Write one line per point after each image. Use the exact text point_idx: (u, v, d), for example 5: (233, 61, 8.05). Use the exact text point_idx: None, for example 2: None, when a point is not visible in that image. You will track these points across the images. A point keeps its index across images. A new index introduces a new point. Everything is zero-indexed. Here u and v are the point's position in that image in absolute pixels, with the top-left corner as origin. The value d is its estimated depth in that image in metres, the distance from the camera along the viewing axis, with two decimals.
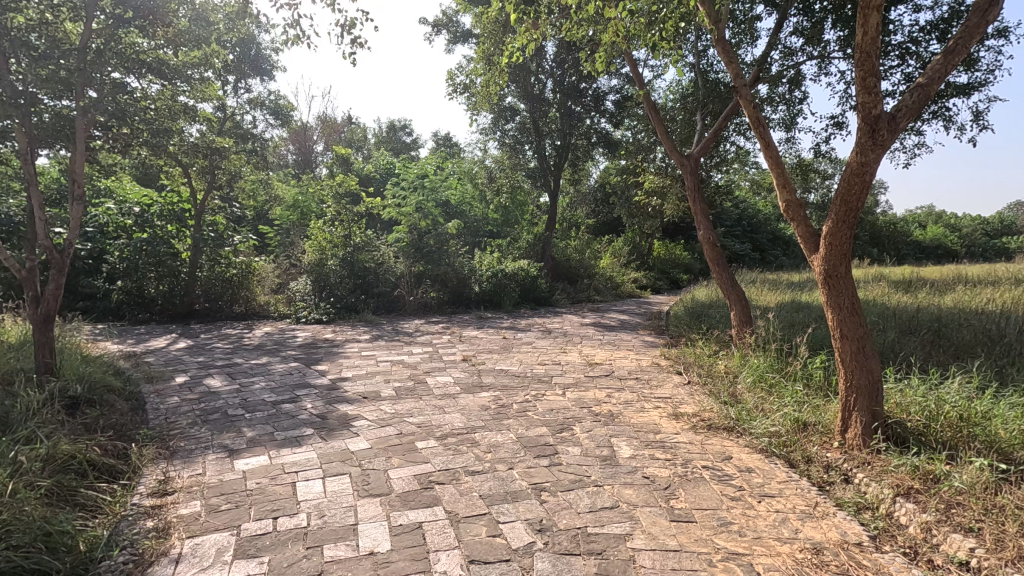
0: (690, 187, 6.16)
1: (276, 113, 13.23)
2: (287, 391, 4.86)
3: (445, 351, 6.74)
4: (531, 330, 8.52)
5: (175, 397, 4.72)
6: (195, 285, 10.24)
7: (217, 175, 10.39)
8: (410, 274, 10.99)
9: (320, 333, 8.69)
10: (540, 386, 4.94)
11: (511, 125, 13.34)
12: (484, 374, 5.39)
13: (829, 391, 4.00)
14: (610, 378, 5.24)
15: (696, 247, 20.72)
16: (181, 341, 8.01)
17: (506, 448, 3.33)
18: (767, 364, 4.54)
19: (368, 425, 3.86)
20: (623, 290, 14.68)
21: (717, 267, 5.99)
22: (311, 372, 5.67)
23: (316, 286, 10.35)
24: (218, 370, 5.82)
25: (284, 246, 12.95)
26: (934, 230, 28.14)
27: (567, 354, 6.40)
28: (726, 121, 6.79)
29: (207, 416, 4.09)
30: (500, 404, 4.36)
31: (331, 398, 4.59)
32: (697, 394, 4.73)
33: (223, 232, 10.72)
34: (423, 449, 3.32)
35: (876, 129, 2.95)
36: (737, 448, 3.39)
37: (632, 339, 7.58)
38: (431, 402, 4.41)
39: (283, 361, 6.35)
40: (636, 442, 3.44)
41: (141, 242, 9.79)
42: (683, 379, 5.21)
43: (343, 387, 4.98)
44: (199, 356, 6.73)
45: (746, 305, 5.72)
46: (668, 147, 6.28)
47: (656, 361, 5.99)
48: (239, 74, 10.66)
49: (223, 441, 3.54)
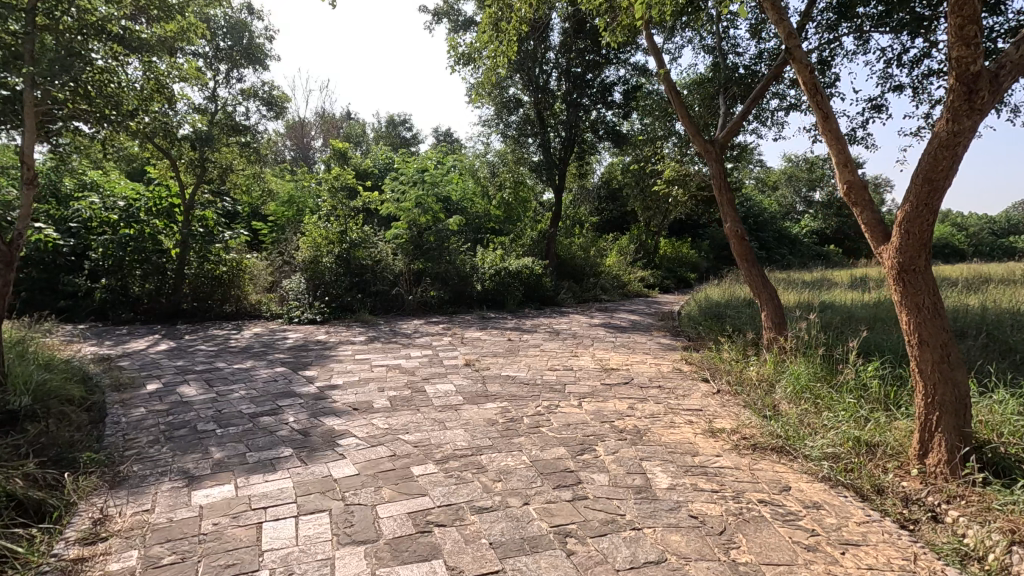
0: (715, 175, 5.61)
1: (270, 104, 12.69)
2: (268, 401, 4.33)
3: (445, 355, 6.21)
4: (537, 331, 7.99)
5: (142, 409, 4.19)
6: (183, 283, 9.72)
7: (207, 167, 10.00)
8: (410, 272, 10.52)
9: (313, 334, 8.15)
10: (552, 396, 4.39)
11: (514, 117, 12.69)
12: (489, 382, 4.85)
13: (890, 405, 3.46)
14: (629, 387, 4.69)
15: (703, 246, 20.17)
16: (163, 343, 7.49)
17: (519, 475, 2.80)
18: (811, 373, 4.00)
19: (357, 444, 3.32)
20: (630, 289, 14.11)
21: (746, 262, 5.46)
22: (299, 378, 5.14)
23: (310, 285, 9.81)
24: (196, 376, 5.29)
25: (278, 241, 12.44)
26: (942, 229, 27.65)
27: (579, 359, 5.84)
28: (752, 106, 6.24)
29: (172, 433, 3.56)
30: (508, 417, 3.81)
31: (318, 410, 4.05)
32: (731, 406, 4.18)
33: (213, 228, 10.19)
34: (420, 477, 2.78)
35: (976, 89, 2.44)
36: (794, 475, 2.86)
37: (648, 341, 7.02)
38: (430, 416, 3.87)
39: (269, 366, 5.82)
40: (672, 467, 2.90)
41: (126, 237, 9.38)
42: (712, 389, 4.66)
43: (332, 397, 4.44)
44: (180, 360, 6.20)
45: (778, 305, 5.17)
46: (691, 132, 5.73)
47: (677, 367, 5.44)
48: (233, 64, 10.12)
49: (184, 465, 3.00)
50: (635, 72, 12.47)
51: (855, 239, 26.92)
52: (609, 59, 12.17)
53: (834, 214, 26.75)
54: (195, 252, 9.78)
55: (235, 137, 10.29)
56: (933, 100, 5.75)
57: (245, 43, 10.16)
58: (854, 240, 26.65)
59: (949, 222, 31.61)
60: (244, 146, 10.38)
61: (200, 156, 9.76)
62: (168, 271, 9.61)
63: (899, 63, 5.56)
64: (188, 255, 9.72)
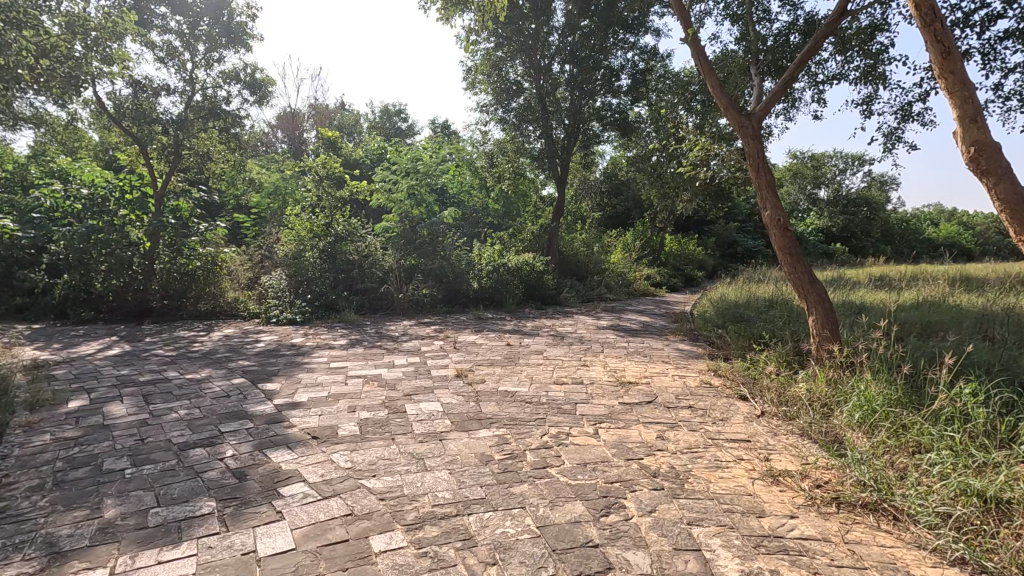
0: (753, 154, 4.70)
1: (253, 88, 11.79)
2: (208, 426, 3.47)
3: (435, 363, 5.37)
4: (539, 335, 7.11)
5: (47, 436, 3.32)
6: (153, 279, 8.76)
7: (182, 153, 9.56)
8: (401, 268, 9.65)
9: (289, 337, 7.29)
10: (560, 420, 3.55)
11: (515, 102, 11.74)
12: (484, 400, 4.01)
13: (1006, 442, 2.66)
14: (654, 408, 3.85)
15: (710, 242, 19.31)
16: (119, 346, 6.63)
17: (522, 555, 1.98)
18: (887, 397, 3.22)
19: (305, 494, 2.49)
20: (637, 287, 13.22)
21: (789, 257, 4.55)
22: (255, 393, 4.28)
23: (292, 283, 9.00)
24: (134, 390, 4.43)
25: (260, 235, 11.59)
26: (946, 231, 27.70)
27: (589, 370, 4.98)
28: (794, 75, 5.18)
29: (67, 474, 2.71)
30: (507, 453, 2.97)
31: (267, 440, 3.20)
32: (786, 437, 3.36)
33: (188, 219, 9.33)
34: (381, 558, 1.96)
35: None
36: (910, 554, 2.05)
37: (665, 348, 6.17)
38: (407, 450, 3.04)
39: (227, 376, 4.95)
40: (737, 540, 2.09)
41: (92, 228, 8.37)
42: (754, 411, 3.85)
43: (289, 420, 3.59)
44: (126, 368, 5.30)
45: (829, 309, 4.32)
46: (721, 104, 4.87)
47: (706, 381, 4.60)
48: (212, 44, 9.26)
49: (56, 532, 2.16)
50: (644, 55, 11.59)
51: (861, 238, 26.15)
52: (617, 41, 11.31)
53: (840, 212, 25.95)
54: (167, 244, 8.87)
55: (215, 122, 9.71)
56: (1005, 68, 4.94)
57: (224, 22, 9.27)
58: (861, 239, 25.92)
59: (959, 224, 30.91)
60: (224, 132, 9.88)
61: (174, 142, 9.35)
62: (135, 264, 8.58)
63: (967, 24, 4.81)
64: (159, 248, 8.78)
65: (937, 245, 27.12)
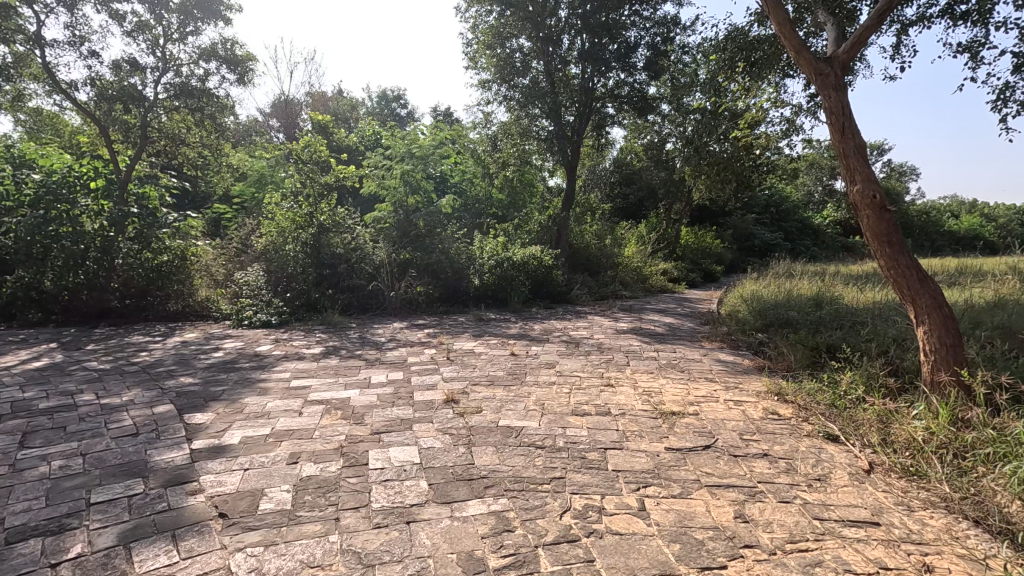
0: (836, 108, 3.53)
1: (234, 67, 10.73)
2: (75, 492, 2.39)
3: (420, 383, 4.25)
4: (550, 342, 5.98)
5: None
6: (115, 276, 7.52)
7: (149, 134, 8.53)
8: (393, 261, 8.53)
9: (255, 344, 6.17)
10: (587, 482, 2.44)
11: (522, 81, 10.48)
12: (478, 445, 2.89)
13: None
14: (717, 459, 2.73)
15: (727, 234, 18.08)
16: (50, 357, 5.56)
17: None
18: None
19: None
20: (653, 283, 12.03)
21: (887, 247, 3.38)
22: (176, 430, 3.21)
23: (269, 278, 7.90)
24: (20, 424, 3.34)
25: (239, 225, 10.51)
26: (967, 223, 26.42)
27: (616, 393, 3.85)
28: (890, 6, 3.89)
29: None
30: (509, 555, 1.88)
31: (144, 524, 2.12)
32: (928, 513, 2.25)
33: (157, 207, 8.04)
34: None
35: None
36: None
37: (705, 359, 5.02)
38: (354, 546, 1.95)
39: (154, 401, 3.86)
40: None
41: (46, 218, 7.09)
42: (857, 463, 2.73)
43: (195, 481, 2.50)
44: (35, 389, 4.22)
45: (948, 318, 3.18)
46: (791, 47, 3.75)
47: (773, 410, 3.47)
48: (186, 17, 8.12)
49: None
50: (663, 27, 10.27)
51: None
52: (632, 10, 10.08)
53: None
54: (133, 235, 7.66)
55: (188, 102, 8.59)
56: None
57: None
58: None
59: (979, 215, 29.50)
60: (201, 114, 8.81)
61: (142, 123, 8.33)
62: (93, 260, 7.30)
63: None
64: (122, 241, 7.55)
65: (959, 237, 25.70)
